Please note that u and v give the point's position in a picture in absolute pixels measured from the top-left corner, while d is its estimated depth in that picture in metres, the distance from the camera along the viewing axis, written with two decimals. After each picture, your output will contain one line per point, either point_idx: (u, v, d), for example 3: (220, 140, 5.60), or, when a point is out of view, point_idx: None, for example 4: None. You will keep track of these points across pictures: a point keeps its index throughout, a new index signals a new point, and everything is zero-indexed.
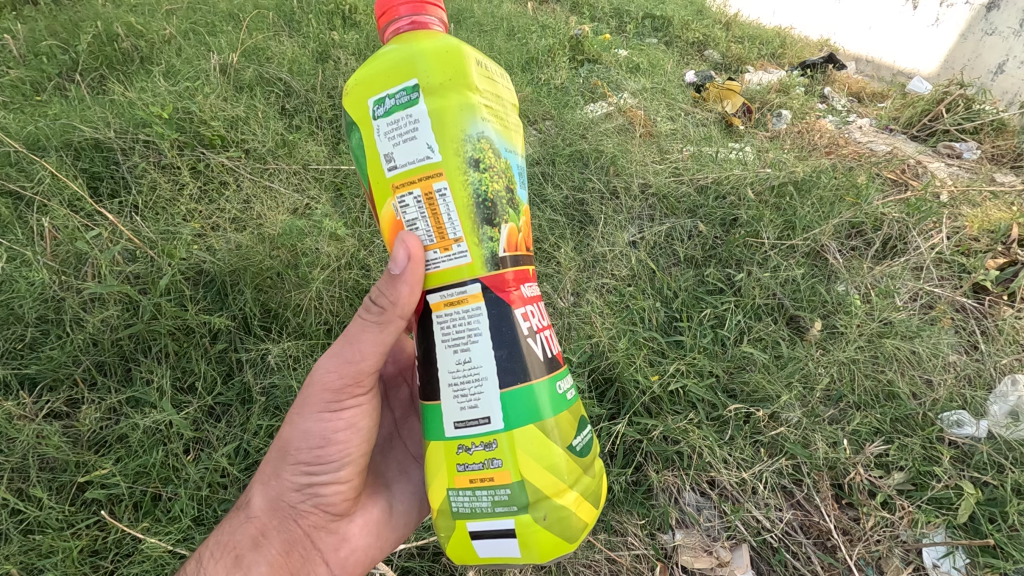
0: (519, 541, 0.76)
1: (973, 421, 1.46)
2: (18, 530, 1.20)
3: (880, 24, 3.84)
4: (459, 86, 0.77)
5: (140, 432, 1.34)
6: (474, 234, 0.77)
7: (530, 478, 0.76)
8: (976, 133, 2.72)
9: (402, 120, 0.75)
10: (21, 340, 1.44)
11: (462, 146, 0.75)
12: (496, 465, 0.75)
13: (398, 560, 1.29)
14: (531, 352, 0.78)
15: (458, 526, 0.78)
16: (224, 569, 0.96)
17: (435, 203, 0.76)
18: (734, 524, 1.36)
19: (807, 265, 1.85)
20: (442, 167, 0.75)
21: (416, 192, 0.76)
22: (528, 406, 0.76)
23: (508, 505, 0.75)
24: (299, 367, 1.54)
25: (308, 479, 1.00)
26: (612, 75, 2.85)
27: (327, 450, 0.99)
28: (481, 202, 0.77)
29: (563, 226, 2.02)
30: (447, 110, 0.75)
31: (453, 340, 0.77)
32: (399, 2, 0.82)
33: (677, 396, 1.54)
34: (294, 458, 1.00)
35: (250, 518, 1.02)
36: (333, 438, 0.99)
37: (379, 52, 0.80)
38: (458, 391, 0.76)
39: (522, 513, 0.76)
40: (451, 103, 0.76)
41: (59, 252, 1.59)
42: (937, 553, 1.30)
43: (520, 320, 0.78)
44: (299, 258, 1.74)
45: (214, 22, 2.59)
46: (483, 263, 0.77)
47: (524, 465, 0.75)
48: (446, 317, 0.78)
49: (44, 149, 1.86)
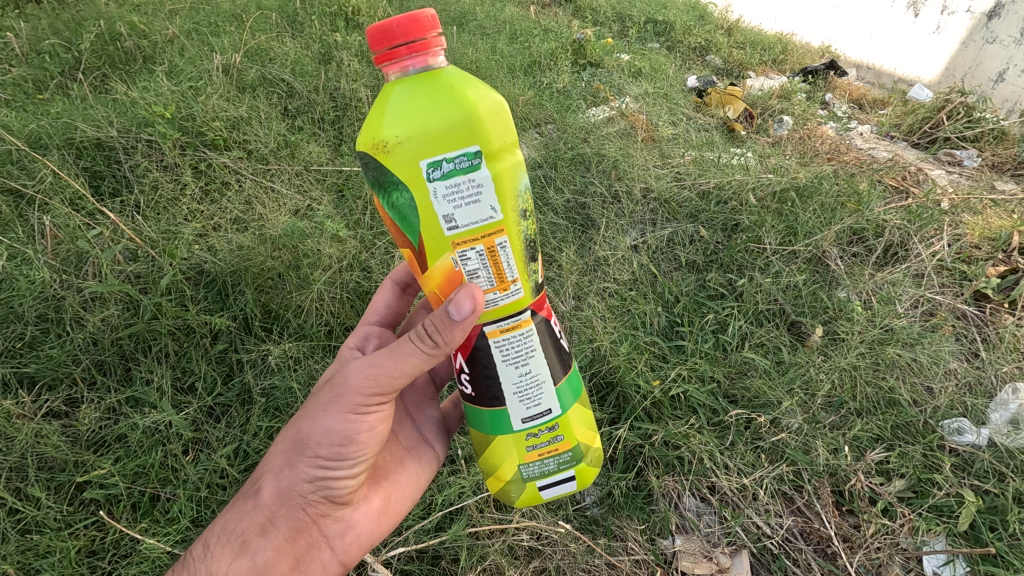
0: (577, 482, 0.95)
1: (973, 430, 1.47)
2: (15, 529, 1.19)
3: (881, 31, 3.85)
4: (507, 143, 0.79)
5: (139, 432, 1.34)
6: (524, 272, 0.86)
7: (582, 437, 0.94)
8: (977, 141, 2.72)
9: (464, 185, 0.76)
10: (20, 339, 1.44)
11: (517, 202, 0.81)
12: (558, 438, 0.91)
13: (397, 563, 1.28)
14: (564, 348, 0.94)
15: (529, 491, 0.93)
16: (231, 554, 0.95)
17: (498, 254, 0.82)
18: (734, 530, 1.35)
19: (808, 271, 1.85)
20: (504, 224, 0.81)
21: (479, 248, 0.80)
22: (571, 388, 0.93)
23: (571, 463, 0.93)
24: (299, 368, 1.54)
25: (323, 472, 0.99)
26: (614, 79, 2.85)
27: (348, 449, 0.98)
28: (529, 244, 0.86)
29: (564, 230, 2.02)
30: (504, 172, 0.79)
31: (513, 358, 0.87)
32: (402, 42, 0.75)
33: (678, 401, 1.54)
34: (310, 451, 0.98)
35: (258, 506, 0.99)
36: (356, 438, 0.98)
37: (416, 106, 0.74)
38: (523, 396, 0.88)
39: (579, 464, 0.94)
40: (506, 165, 0.79)
41: (60, 251, 1.59)
42: (937, 561, 1.30)
43: (555, 326, 0.93)
44: (300, 259, 1.74)
45: (217, 22, 2.59)
46: (531, 295, 0.88)
47: (577, 432, 0.93)
48: (503, 342, 0.87)
49: (46, 147, 1.86)
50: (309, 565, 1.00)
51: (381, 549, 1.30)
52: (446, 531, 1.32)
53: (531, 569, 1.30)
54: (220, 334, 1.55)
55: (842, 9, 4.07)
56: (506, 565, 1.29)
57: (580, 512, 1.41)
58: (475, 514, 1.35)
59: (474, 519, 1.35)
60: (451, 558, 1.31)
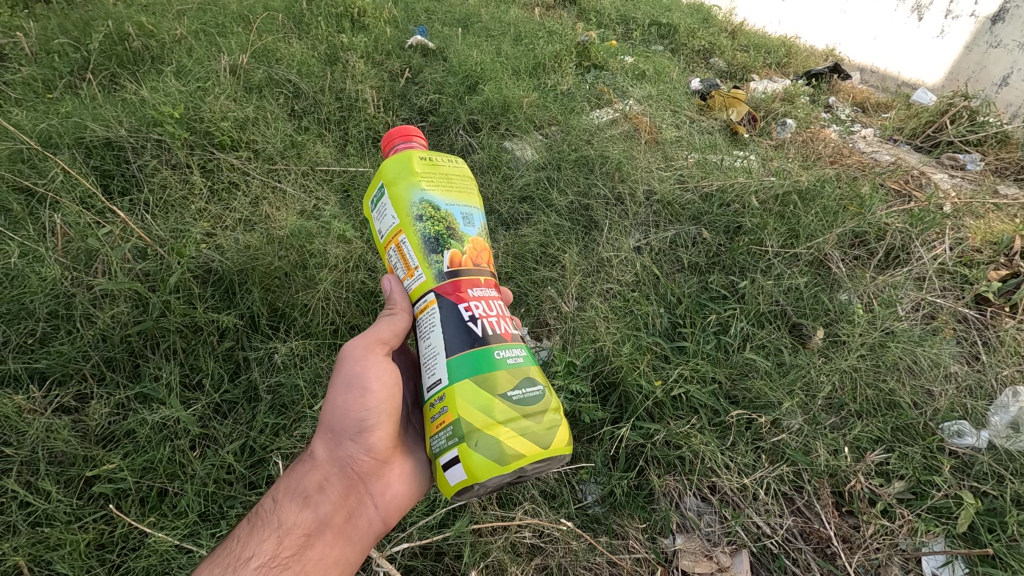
0: (462, 469, 0.83)
1: (973, 433, 1.47)
2: (26, 522, 1.20)
3: (885, 35, 3.86)
4: (407, 176, 1.02)
5: (148, 428, 1.35)
6: (425, 261, 0.97)
7: (465, 415, 0.85)
8: (980, 145, 2.73)
9: (381, 208, 1.05)
10: (32, 335, 1.46)
11: (410, 210, 0.99)
12: (444, 410, 0.88)
13: (401, 558, 1.29)
14: (469, 331, 0.91)
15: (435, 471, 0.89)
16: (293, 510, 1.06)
17: (402, 249, 1.00)
18: (735, 529, 1.36)
19: (809, 273, 1.86)
20: (399, 226, 1.00)
21: (392, 248, 1.03)
22: (469, 364, 0.89)
23: (451, 439, 0.85)
24: (305, 366, 1.57)
25: (359, 429, 1.07)
26: (618, 82, 2.88)
27: (368, 404, 1.07)
28: (426, 239, 0.97)
29: (567, 231, 2.05)
30: (398, 191, 1.01)
31: (423, 333, 0.96)
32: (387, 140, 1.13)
33: (680, 401, 1.55)
34: (341, 411, 1.08)
35: (314, 465, 1.09)
36: (372, 390, 1.07)
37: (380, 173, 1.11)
38: (426, 366, 0.94)
39: (461, 444, 0.84)
40: (403, 187, 1.01)
41: (71, 249, 1.61)
42: (936, 562, 1.31)
43: (463, 311, 0.93)
44: (307, 259, 1.77)
45: (224, 23, 2.61)
46: (434, 279, 0.96)
47: (461, 405, 0.86)
48: (420, 320, 0.98)
49: (57, 146, 1.88)
50: (358, 520, 1.09)
51: (386, 544, 1.31)
52: (449, 528, 1.33)
53: (533, 566, 1.32)
54: (228, 331, 1.57)
55: (846, 12, 4.08)
56: (508, 562, 1.30)
57: (582, 511, 1.43)
58: (478, 511, 1.37)
59: (478, 516, 1.37)
60: (454, 555, 1.32)
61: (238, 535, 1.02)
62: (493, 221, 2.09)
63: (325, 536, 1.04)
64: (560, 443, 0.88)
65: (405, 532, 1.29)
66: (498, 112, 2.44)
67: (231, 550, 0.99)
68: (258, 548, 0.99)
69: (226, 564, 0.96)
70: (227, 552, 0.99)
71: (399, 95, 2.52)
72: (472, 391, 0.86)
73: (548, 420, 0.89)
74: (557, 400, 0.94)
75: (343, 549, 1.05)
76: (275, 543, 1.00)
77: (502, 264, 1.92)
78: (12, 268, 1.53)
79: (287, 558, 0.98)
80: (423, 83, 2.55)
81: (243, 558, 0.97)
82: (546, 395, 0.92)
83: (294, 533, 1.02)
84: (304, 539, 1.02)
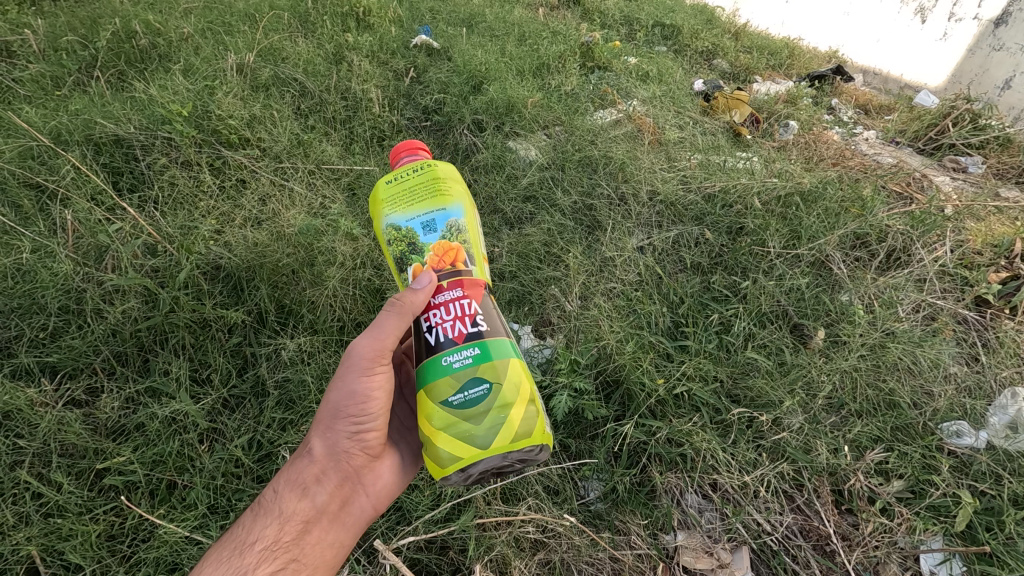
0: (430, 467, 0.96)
1: (972, 433, 1.49)
2: (38, 513, 1.22)
3: (888, 37, 3.87)
4: (378, 204, 1.10)
5: (157, 422, 1.37)
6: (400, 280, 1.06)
7: (420, 424, 0.95)
8: (982, 148, 2.74)
9: None
10: (44, 330, 1.48)
11: (382, 236, 1.08)
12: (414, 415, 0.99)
13: (407, 551, 1.31)
14: (425, 342, 0.98)
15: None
16: (293, 498, 1.08)
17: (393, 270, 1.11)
18: (735, 526, 1.38)
19: (811, 274, 1.88)
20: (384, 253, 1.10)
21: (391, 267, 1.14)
22: (422, 375, 0.96)
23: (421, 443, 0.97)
24: (311, 362, 1.58)
25: (358, 429, 1.10)
26: (622, 83, 2.89)
27: (370, 410, 1.10)
28: (397, 262, 1.05)
29: (571, 230, 2.07)
30: (375, 223, 1.11)
31: None
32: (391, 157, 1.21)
33: (682, 399, 1.57)
34: (342, 413, 1.09)
35: (312, 460, 1.11)
36: (376, 398, 1.10)
37: None
38: None
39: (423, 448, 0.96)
40: (377, 216, 1.10)
41: (82, 245, 1.64)
42: (934, 560, 1.33)
43: (425, 321, 1.00)
44: (314, 256, 1.79)
45: (230, 22, 2.63)
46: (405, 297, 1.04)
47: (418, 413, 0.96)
48: None
49: (66, 143, 1.91)
50: (353, 507, 1.13)
51: (391, 538, 1.33)
52: (454, 522, 1.35)
53: (536, 561, 1.34)
54: (237, 326, 1.59)
55: (849, 14, 4.09)
56: (512, 557, 1.32)
57: (584, 507, 1.45)
58: (482, 506, 1.39)
59: (482, 511, 1.39)
60: (458, 549, 1.34)
61: (242, 522, 1.06)
62: (497, 220, 2.11)
63: (322, 523, 1.08)
64: (498, 446, 0.90)
65: (411, 526, 1.31)
66: (502, 112, 2.46)
67: (235, 534, 1.03)
68: (261, 533, 1.03)
69: (232, 549, 1.01)
70: (232, 537, 1.03)
71: (404, 95, 2.55)
72: (421, 402, 0.95)
73: (487, 423, 0.90)
74: (509, 396, 0.93)
75: (338, 534, 1.10)
76: (277, 529, 1.04)
77: (506, 263, 1.94)
78: (25, 264, 1.56)
79: (287, 543, 1.03)
80: (428, 82, 2.57)
81: (247, 543, 1.01)
82: (494, 394, 0.92)
83: (294, 519, 1.06)
84: (303, 525, 1.06)
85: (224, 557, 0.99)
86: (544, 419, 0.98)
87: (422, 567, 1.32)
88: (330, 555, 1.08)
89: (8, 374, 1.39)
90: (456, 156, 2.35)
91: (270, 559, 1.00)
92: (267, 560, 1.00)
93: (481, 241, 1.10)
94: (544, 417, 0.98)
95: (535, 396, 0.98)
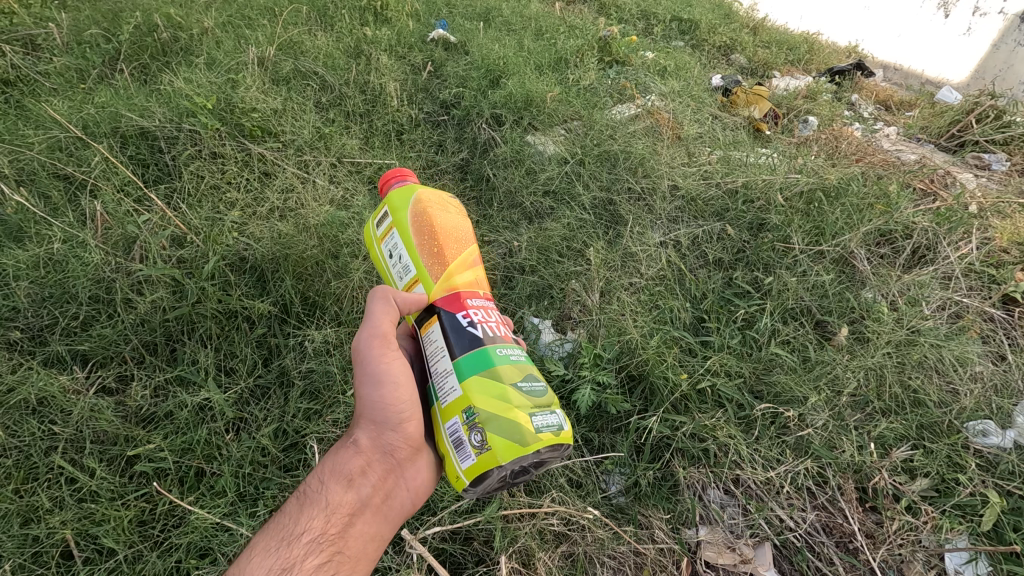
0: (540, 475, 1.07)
1: (999, 433, 1.46)
2: (72, 498, 1.25)
3: (910, 32, 3.82)
4: None
5: (187, 410, 1.39)
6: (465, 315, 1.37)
7: None
8: (1007, 144, 2.68)
9: None
10: (76, 319, 1.51)
11: None
12: None
13: (433, 540, 1.32)
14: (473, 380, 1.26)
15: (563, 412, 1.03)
16: (340, 489, 1.09)
17: None
18: (757, 522, 1.39)
19: (835, 271, 1.87)
20: None
21: None
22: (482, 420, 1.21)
23: None
24: (337, 353, 1.59)
25: (397, 420, 1.10)
26: (640, 77, 2.85)
27: (402, 397, 1.10)
28: None
29: (591, 225, 2.07)
30: None
31: None
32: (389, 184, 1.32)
33: (705, 394, 1.56)
34: (380, 403, 1.10)
35: (357, 451, 1.12)
36: (403, 384, 1.10)
37: None
38: None
39: None
40: None
41: (111, 235, 1.66)
42: (960, 559, 1.32)
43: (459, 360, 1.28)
44: (339, 249, 1.81)
45: (250, 15, 2.63)
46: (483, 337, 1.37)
47: None
48: None
49: (94, 135, 1.93)
50: (396, 500, 1.13)
51: (419, 527, 1.35)
52: (480, 513, 1.37)
53: (559, 553, 1.35)
54: (262, 316, 1.60)
55: (870, 9, 4.02)
56: (536, 548, 1.34)
57: (606, 501, 1.46)
58: (507, 497, 1.40)
59: (507, 503, 1.40)
60: (483, 540, 1.36)
61: (289, 511, 1.08)
62: (517, 215, 2.12)
63: (366, 516, 1.09)
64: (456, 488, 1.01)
65: (437, 516, 1.32)
66: (521, 106, 2.44)
67: (283, 524, 1.05)
68: (307, 525, 1.04)
69: (279, 539, 1.03)
70: (279, 526, 1.05)
71: (422, 90, 2.55)
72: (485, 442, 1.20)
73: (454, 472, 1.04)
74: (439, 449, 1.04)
75: (380, 525, 1.11)
76: (323, 520, 1.05)
77: (526, 257, 1.95)
78: (56, 253, 1.58)
79: (332, 536, 1.04)
80: (447, 77, 2.57)
81: (295, 533, 1.03)
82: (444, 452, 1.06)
83: (340, 511, 1.07)
84: (347, 518, 1.07)
85: (273, 547, 1.01)
86: (460, 453, 0.96)
87: (448, 556, 1.33)
88: (371, 547, 1.09)
89: (41, 362, 1.43)
90: (474, 150, 2.36)
91: (316, 551, 1.02)
92: (314, 552, 1.01)
93: (397, 272, 1.17)
94: (458, 453, 0.96)
95: (447, 437, 0.98)
